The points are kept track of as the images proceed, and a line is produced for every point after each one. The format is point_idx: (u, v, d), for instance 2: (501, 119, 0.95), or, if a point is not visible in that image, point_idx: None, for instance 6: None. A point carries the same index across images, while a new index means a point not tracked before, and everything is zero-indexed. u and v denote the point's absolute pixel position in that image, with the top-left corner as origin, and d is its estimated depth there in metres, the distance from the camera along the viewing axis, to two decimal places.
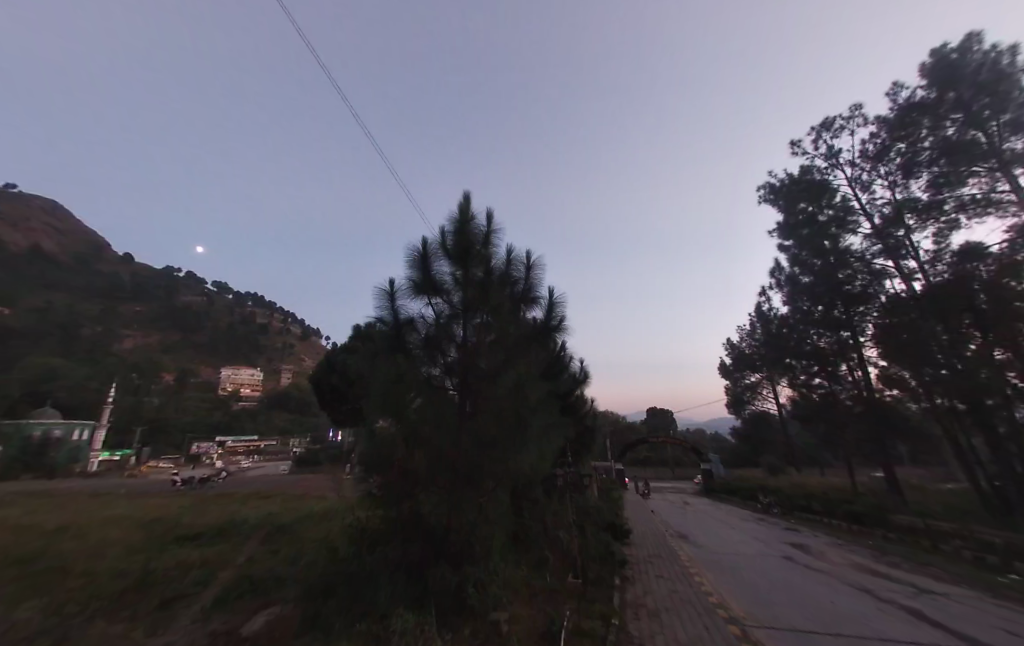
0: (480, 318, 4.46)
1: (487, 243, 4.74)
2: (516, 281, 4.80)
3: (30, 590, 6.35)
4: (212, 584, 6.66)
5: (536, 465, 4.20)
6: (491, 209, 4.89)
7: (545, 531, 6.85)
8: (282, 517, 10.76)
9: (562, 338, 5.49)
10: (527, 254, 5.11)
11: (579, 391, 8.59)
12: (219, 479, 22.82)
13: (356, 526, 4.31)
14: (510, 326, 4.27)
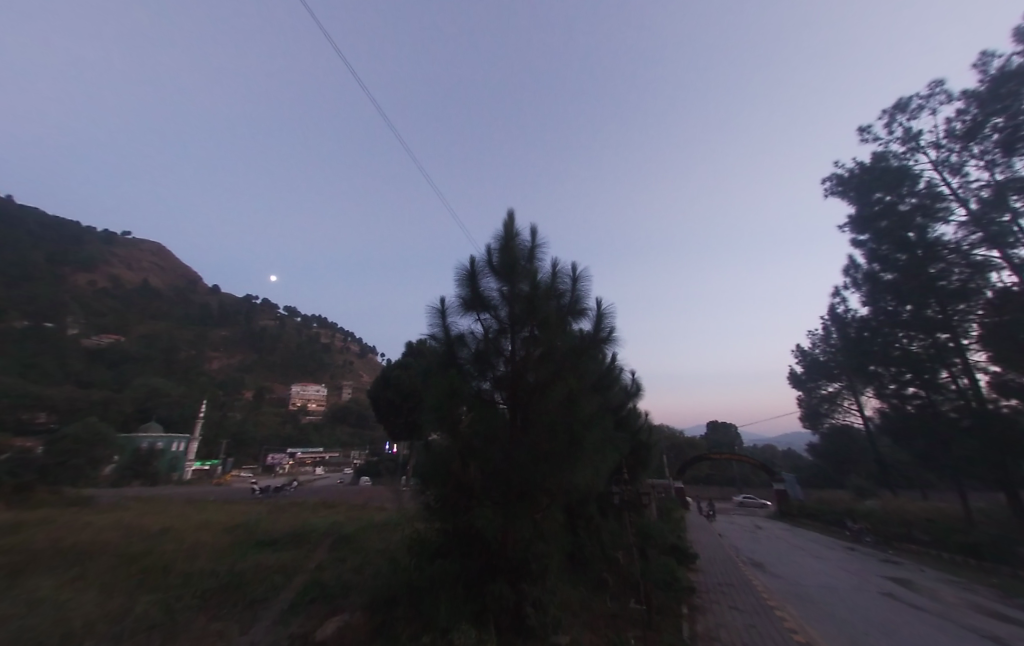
0: (527, 331, 4.53)
1: (531, 257, 4.85)
2: (563, 293, 4.81)
3: (140, 585, 7.26)
4: (286, 588, 7.16)
5: (593, 483, 4.15)
6: (536, 224, 5.02)
7: (602, 552, 6.62)
8: (346, 526, 11.39)
9: (614, 350, 5.41)
10: (573, 266, 5.11)
11: (632, 406, 8.33)
12: (289, 488, 24.64)
13: (416, 537, 4.46)
14: (558, 340, 4.30)
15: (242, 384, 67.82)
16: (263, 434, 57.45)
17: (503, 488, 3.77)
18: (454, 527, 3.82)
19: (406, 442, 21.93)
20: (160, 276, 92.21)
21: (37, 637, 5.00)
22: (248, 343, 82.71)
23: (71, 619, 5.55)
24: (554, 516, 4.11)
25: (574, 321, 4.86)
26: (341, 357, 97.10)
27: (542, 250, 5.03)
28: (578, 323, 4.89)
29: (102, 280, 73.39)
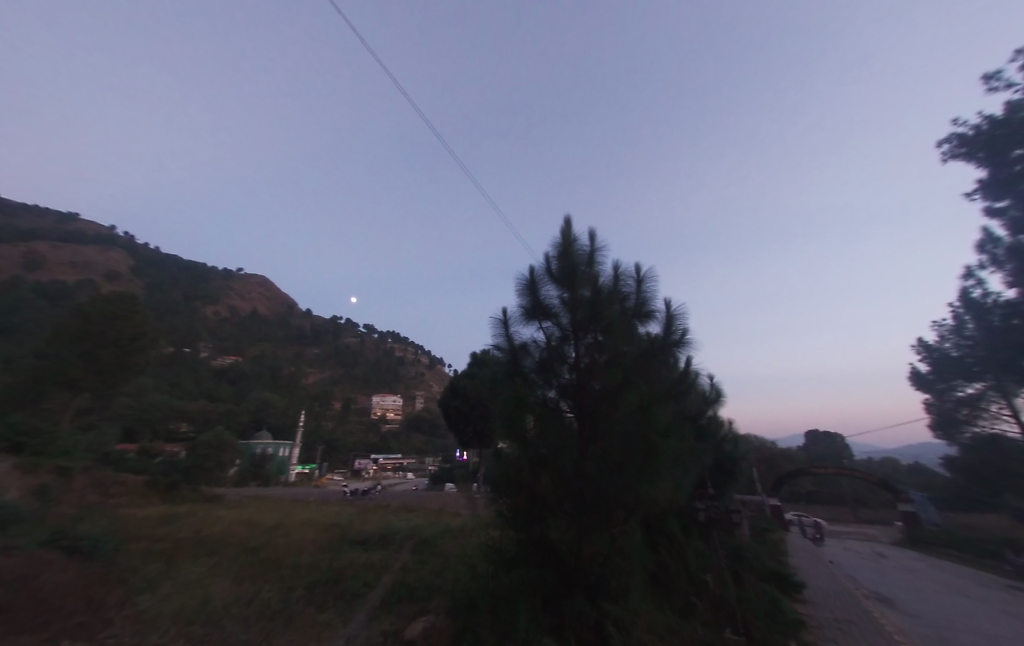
0: (591, 337, 4.46)
1: (592, 261, 4.81)
2: (628, 296, 4.69)
3: (260, 575, 8.33)
4: (377, 585, 7.74)
5: (673, 497, 3.91)
6: (594, 228, 5.00)
7: (688, 572, 6.17)
8: (426, 530, 11.99)
9: (688, 354, 5.12)
10: (636, 266, 4.95)
11: (712, 413, 7.74)
12: (375, 492, 26.57)
13: (491, 545, 4.58)
14: (624, 345, 4.15)
15: (332, 396, 75.08)
16: (351, 441, 62.83)
17: (575, 500, 3.70)
18: (528, 537, 3.85)
19: (477, 450, 22.46)
20: (265, 304, 106.52)
21: (189, 614, 6.01)
22: (336, 359, 91.54)
23: (212, 600, 6.57)
24: (631, 532, 3.95)
25: (641, 324, 4.68)
26: (415, 369, 103.11)
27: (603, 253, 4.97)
28: (645, 325, 4.71)
29: (223, 310, 86.70)
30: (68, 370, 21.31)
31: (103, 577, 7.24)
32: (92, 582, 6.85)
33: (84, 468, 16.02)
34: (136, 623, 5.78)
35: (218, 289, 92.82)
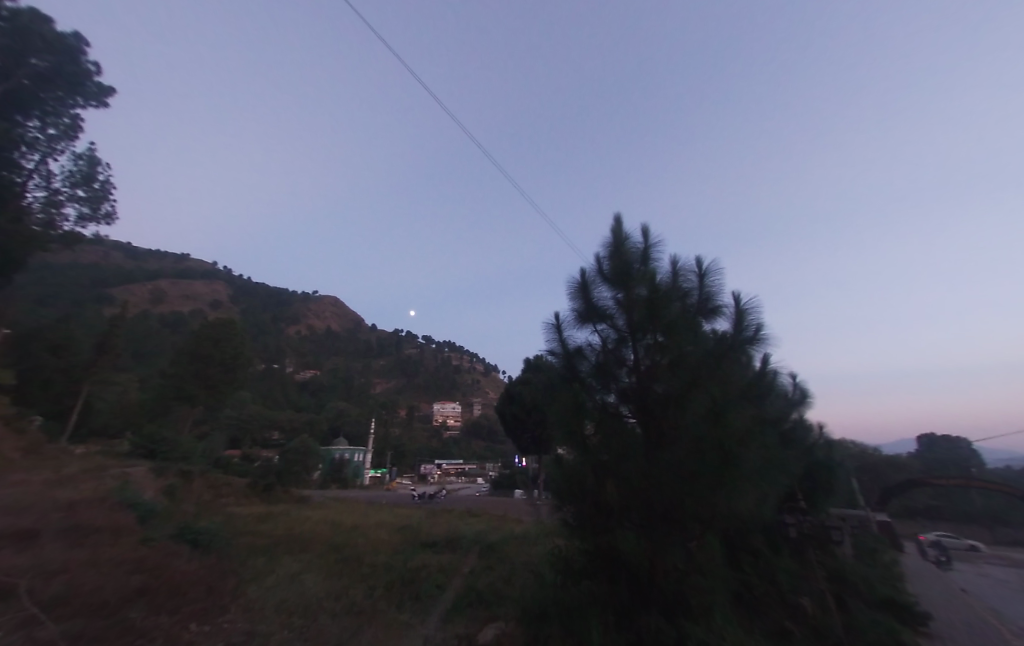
0: (651, 337, 4.37)
1: (646, 258, 4.74)
2: (689, 292, 4.52)
3: (342, 571, 9.08)
4: (448, 588, 8.06)
5: (756, 508, 3.63)
6: (646, 225, 4.96)
7: (779, 596, 5.61)
8: (492, 535, 12.23)
9: (763, 351, 4.77)
10: (697, 261, 4.76)
11: (798, 417, 7.03)
12: (441, 497, 27.47)
13: (557, 554, 4.60)
14: (687, 345, 3.99)
15: (397, 405, 79.30)
16: (416, 447, 65.69)
17: (644, 510, 3.62)
18: (596, 548, 3.83)
19: (536, 456, 22.45)
20: (335, 321, 115.84)
21: (286, 604, 6.72)
22: (399, 369, 96.72)
23: (306, 594, 7.26)
24: (709, 546, 3.74)
25: (707, 320, 4.48)
26: (472, 377, 105.62)
27: (659, 249, 4.88)
28: (711, 322, 4.50)
29: (300, 329, 95.72)
30: (185, 386, 24.93)
31: (218, 567, 8.33)
32: (211, 571, 7.95)
33: (200, 471, 18.56)
34: (245, 611, 6.59)
35: (296, 311, 103.06)
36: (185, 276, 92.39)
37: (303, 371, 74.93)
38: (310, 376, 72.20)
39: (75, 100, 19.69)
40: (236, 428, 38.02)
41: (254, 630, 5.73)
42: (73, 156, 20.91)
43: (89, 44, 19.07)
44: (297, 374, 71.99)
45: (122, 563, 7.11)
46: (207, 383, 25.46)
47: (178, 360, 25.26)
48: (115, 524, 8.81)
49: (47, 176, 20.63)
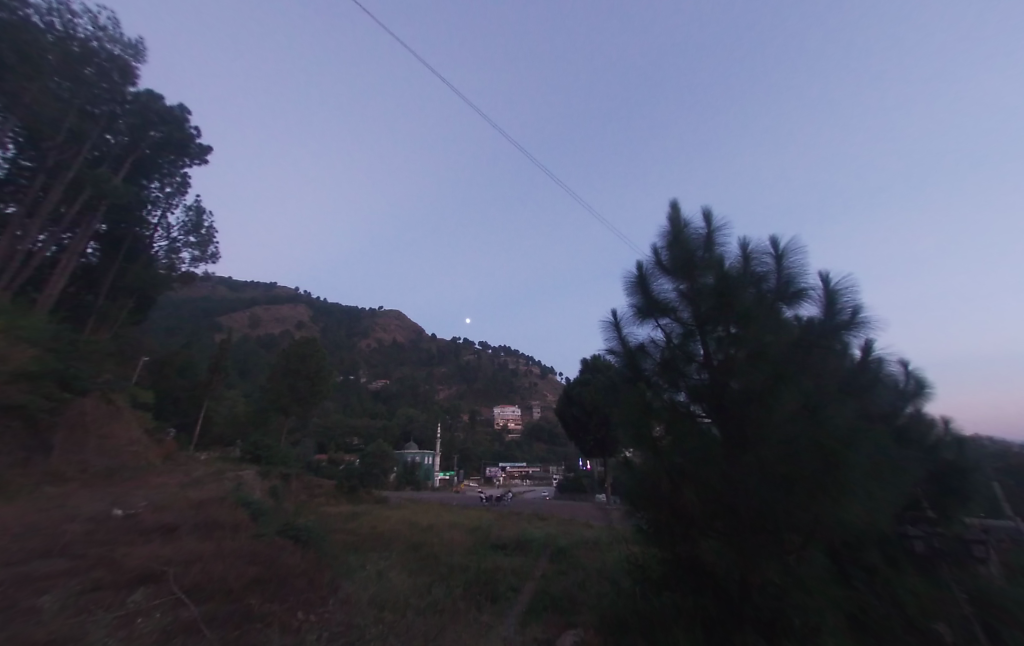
0: (722, 329, 4.15)
1: (710, 244, 4.58)
2: (764, 277, 4.16)
3: (422, 569, 9.72)
4: (522, 590, 8.28)
5: (870, 518, 3.13)
6: (707, 209, 4.83)
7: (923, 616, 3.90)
8: (561, 539, 12.25)
9: (865, 338, 4.09)
10: (773, 241, 4.36)
11: (915, 411, 5.19)
12: (508, 499, 27.94)
13: (635, 561, 4.56)
14: (766, 336, 3.71)
15: (460, 409, 82.09)
16: (480, 450, 67.34)
17: (730, 517, 3.43)
18: (676, 556, 3.76)
19: (601, 458, 21.97)
20: (399, 333, 123.08)
21: (378, 599, 7.35)
22: (460, 375, 100.09)
23: (394, 590, 7.87)
24: (813, 560, 3.33)
25: (789, 306, 4.04)
26: (530, 380, 105.99)
27: (723, 234, 4.67)
28: (794, 308, 4.03)
29: (369, 342, 102.96)
30: (279, 399, 28.03)
31: (316, 561, 9.32)
32: (312, 565, 8.90)
33: (296, 474, 20.77)
34: (342, 604, 7.29)
35: (364, 326, 111.41)
36: (273, 301, 104.49)
37: (374, 381, 80.77)
38: (381, 385, 77.50)
39: (183, 161, 23.12)
40: (322, 435, 41.93)
41: (352, 621, 6.35)
42: (183, 209, 24.56)
43: (190, 112, 22.25)
44: (369, 384, 77.75)
45: (242, 555, 8.26)
46: (296, 395, 28.39)
47: (273, 376, 28.55)
48: (233, 521, 10.21)
49: (166, 227, 24.25)
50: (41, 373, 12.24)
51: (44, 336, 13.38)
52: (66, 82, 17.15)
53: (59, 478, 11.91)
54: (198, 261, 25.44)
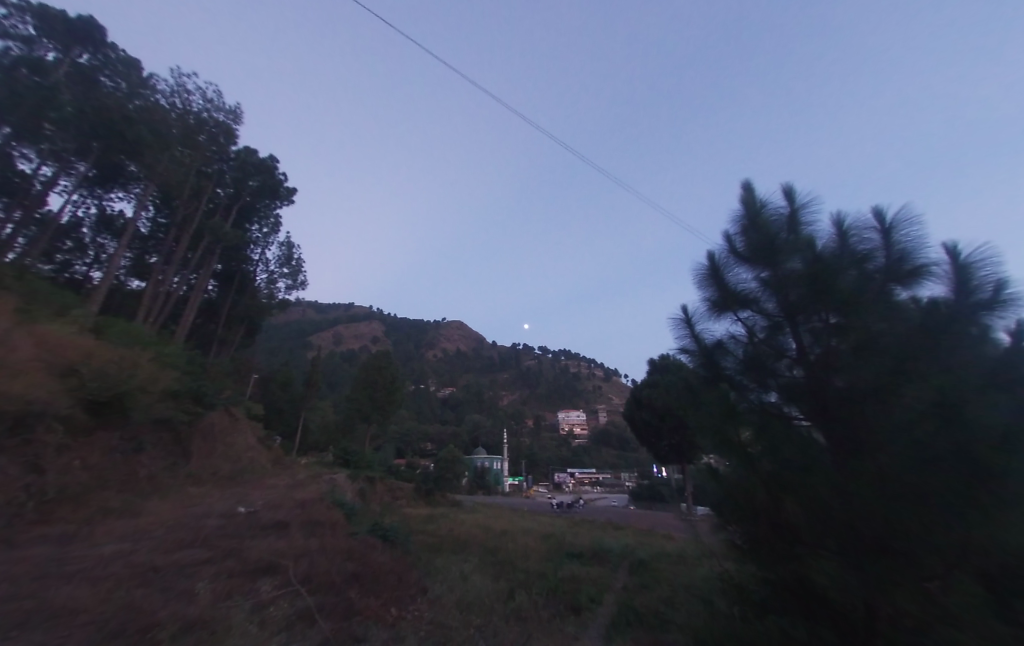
0: (819, 319, 3.72)
1: (793, 226, 4.23)
2: (869, 255, 3.55)
3: (501, 573, 9.97)
4: (602, 602, 8.11)
5: None
6: (787, 186, 4.46)
7: None
8: (641, 551, 11.76)
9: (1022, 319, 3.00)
10: (877, 211, 3.74)
11: None
12: (581, 507, 27.42)
13: (731, 579, 4.27)
14: (873, 325, 3.24)
15: (526, 415, 82.55)
16: (548, 456, 66.98)
17: (846, 538, 3.00)
18: (780, 576, 3.43)
19: (678, 465, 20.71)
20: (463, 342, 127.76)
21: (463, 602, 7.65)
22: (523, 381, 100.85)
23: (476, 594, 8.15)
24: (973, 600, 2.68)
25: (905, 286, 3.38)
26: (594, 384, 103.39)
27: (809, 212, 4.26)
28: (913, 288, 3.34)
29: (435, 353, 108.17)
30: (361, 409, 30.48)
31: (403, 560, 9.97)
32: (399, 564, 9.54)
33: (380, 477, 22.40)
34: (428, 603, 7.71)
35: (430, 339, 117.46)
36: (351, 319, 115.01)
37: (443, 389, 84.72)
38: (449, 393, 81.08)
39: (276, 203, 26.41)
40: (399, 441, 44.79)
41: (440, 621, 6.71)
42: (277, 245, 27.90)
43: (278, 160, 25.49)
44: (439, 392, 81.75)
45: (340, 552, 9.12)
46: (376, 405, 30.68)
47: (355, 388, 31.15)
48: (332, 520, 11.33)
49: (266, 262, 27.65)
50: (179, 391, 14.68)
51: (181, 361, 16.07)
52: (186, 149, 20.05)
53: (198, 479, 14.18)
54: (290, 288, 28.65)
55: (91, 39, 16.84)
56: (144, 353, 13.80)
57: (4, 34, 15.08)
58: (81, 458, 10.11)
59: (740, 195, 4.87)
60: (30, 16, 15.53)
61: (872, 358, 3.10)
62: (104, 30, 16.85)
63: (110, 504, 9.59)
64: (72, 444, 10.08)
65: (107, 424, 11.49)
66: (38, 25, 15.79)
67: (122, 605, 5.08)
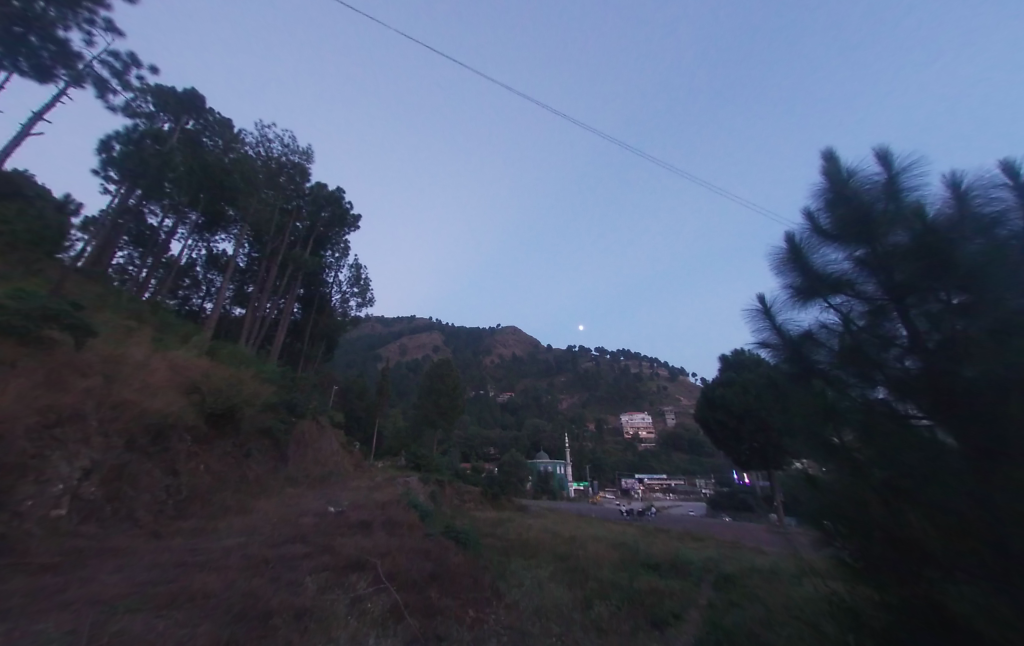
0: (932, 300, 3.24)
1: (893, 194, 3.76)
2: (998, 220, 3.05)
3: (574, 581, 9.87)
4: (688, 619, 7.66)
5: None
6: (881, 149, 3.98)
7: None
8: (726, 565, 10.93)
9: None
10: (1004, 168, 3.22)
11: None
12: (653, 515, 26.16)
13: (843, 603, 3.81)
14: (1009, 302, 2.73)
15: (587, 419, 80.87)
16: (613, 461, 64.91)
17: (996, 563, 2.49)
18: (907, 603, 2.99)
19: (762, 471, 19.01)
20: (519, 347, 129.04)
21: (538, 610, 7.67)
22: (582, 384, 99.27)
23: (552, 601, 8.15)
24: None
25: None
26: (658, 384, 98.40)
27: (911, 176, 3.77)
28: None
29: (493, 360, 110.46)
30: (428, 416, 31.93)
31: (478, 564, 10.24)
32: (474, 567, 9.82)
33: (449, 482, 23.26)
34: (504, 608, 7.81)
35: (487, 345, 120.18)
36: (414, 331, 121.55)
37: (502, 394, 85.97)
38: (508, 398, 82.03)
39: (344, 231, 28.71)
40: (464, 446, 46.14)
41: (517, 626, 6.80)
42: (348, 266, 30.31)
43: (344, 191, 27.56)
44: (499, 398, 83.17)
45: (419, 552, 9.59)
46: (441, 412, 31.94)
47: (422, 396, 32.72)
48: (409, 521, 11.98)
49: (340, 284, 30.19)
50: (275, 402, 16.41)
51: (275, 376, 18.07)
52: (271, 190, 22.36)
53: (295, 481, 15.79)
54: (360, 305, 30.93)
55: (195, 107, 20.13)
56: (247, 371, 15.74)
57: (134, 114, 18.23)
58: (205, 463, 11.65)
59: (822, 167, 4.44)
60: (149, 96, 18.73)
61: (1014, 340, 2.61)
62: (203, 99, 19.92)
63: (228, 503, 10.95)
64: (200, 449, 11.76)
65: (223, 433, 13.15)
66: (156, 102, 19.03)
67: (242, 594, 5.76)
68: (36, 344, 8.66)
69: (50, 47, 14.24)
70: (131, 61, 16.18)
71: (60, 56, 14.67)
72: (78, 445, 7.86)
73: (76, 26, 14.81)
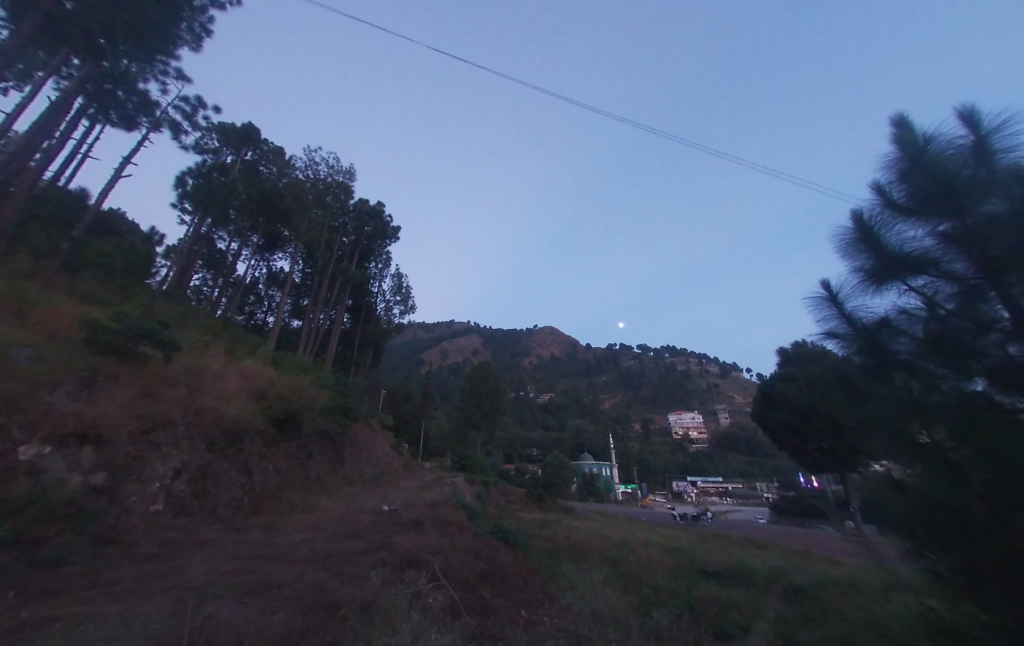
0: None
1: (983, 157, 3.38)
2: None
3: (627, 586, 9.65)
4: (755, 632, 7.19)
5: None
6: (964, 109, 3.59)
7: None
8: (795, 576, 10.18)
9: None
10: None
11: None
12: (707, 520, 24.91)
13: (943, 624, 3.41)
14: None
15: (632, 419, 78.53)
16: (661, 462, 62.54)
17: None
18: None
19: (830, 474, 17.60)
20: (558, 347, 128.07)
21: (592, 614, 7.55)
22: (625, 383, 96.56)
23: (605, 606, 8.02)
24: None
25: None
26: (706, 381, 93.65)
27: (1005, 136, 3.36)
28: None
29: (532, 361, 110.34)
30: (471, 418, 32.43)
31: (528, 565, 10.28)
32: (523, 567, 9.87)
33: (495, 483, 23.49)
34: (557, 611, 7.77)
35: (526, 347, 120.32)
36: (455, 335, 124.15)
37: (542, 395, 85.61)
38: (549, 399, 81.58)
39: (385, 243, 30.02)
40: (507, 448, 46.41)
41: (571, 629, 6.75)
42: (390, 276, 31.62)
43: (384, 205, 28.84)
44: (540, 399, 82.86)
45: (470, 551, 9.80)
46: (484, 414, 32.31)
47: (464, 399, 33.35)
48: (459, 520, 12.27)
49: (383, 293, 31.59)
50: (331, 407, 17.39)
51: (330, 382, 19.18)
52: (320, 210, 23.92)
53: (352, 481, 16.67)
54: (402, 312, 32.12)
55: (252, 139, 21.94)
56: (306, 378, 16.86)
57: (202, 150, 20.30)
58: (274, 463, 12.57)
59: (892, 135, 4.07)
60: (215, 134, 20.77)
61: None
62: (258, 131, 21.69)
63: (295, 501, 11.77)
64: (270, 451, 12.77)
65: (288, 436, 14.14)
66: (220, 138, 21.04)
67: (312, 585, 6.16)
68: (134, 359, 9.79)
69: (134, 99, 16.21)
70: (197, 104, 17.80)
71: (141, 106, 16.62)
72: (169, 447, 8.77)
73: (152, 78, 16.55)
